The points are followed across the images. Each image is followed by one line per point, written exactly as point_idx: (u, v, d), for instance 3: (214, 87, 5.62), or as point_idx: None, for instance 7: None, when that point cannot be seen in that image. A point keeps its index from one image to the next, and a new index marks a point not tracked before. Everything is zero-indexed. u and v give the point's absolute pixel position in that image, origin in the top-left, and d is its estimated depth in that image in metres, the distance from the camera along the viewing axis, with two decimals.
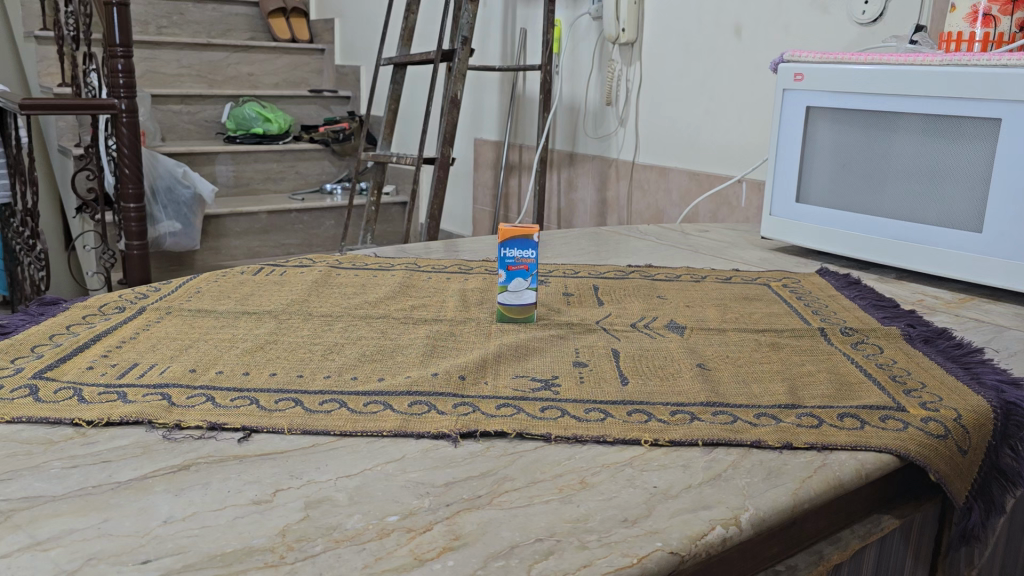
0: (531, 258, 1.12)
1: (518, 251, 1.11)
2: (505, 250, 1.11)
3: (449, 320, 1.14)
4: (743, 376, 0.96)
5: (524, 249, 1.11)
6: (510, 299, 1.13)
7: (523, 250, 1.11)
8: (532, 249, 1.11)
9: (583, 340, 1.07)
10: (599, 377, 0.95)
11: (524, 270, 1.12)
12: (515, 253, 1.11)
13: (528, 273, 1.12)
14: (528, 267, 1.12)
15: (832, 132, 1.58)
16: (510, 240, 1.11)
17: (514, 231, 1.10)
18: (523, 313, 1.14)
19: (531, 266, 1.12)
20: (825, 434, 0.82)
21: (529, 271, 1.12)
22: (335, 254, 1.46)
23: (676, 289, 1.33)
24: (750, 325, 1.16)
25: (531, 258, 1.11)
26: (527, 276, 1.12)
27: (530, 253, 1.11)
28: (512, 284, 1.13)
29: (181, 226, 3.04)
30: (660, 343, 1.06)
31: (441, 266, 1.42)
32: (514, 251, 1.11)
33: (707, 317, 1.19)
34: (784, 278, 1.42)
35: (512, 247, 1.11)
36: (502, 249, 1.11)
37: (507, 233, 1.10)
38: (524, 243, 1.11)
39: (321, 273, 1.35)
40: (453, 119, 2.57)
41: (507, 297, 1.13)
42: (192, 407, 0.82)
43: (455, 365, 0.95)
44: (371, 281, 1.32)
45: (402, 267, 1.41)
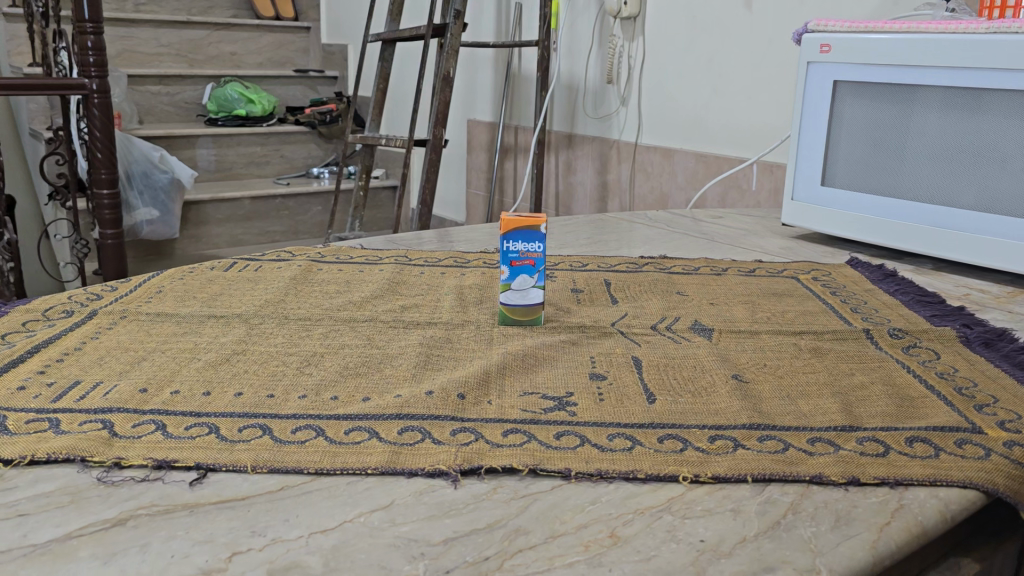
0: (538, 253, 0.98)
1: (523, 245, 0.98)
2: (507, 243, 0.98)
3: (444, 323, 1.00)
4: (787, 390, 0.83)
5: (529, 242, 0.98)
6: (513, 300, 1.00)
7: (528, 243, 0.98)
8: (539, 243, 0.98)
9: (599, 347, 0.93)
10: (621, 393, 0.81)
11: (530, 267, 0.98)
12: (519, 247, 0.98)
13: (535, 271, 0.99)
14: (534, 264, 0.98)
15: (861, 109, 1.44)
16: (513, 232, 0.98)
17: (518, 221, 0.97)
18: (524, 313, 1.00)
19: (538, 263, 0.99)
20: (896, 465, 0.68)
21: (536, 268, 0.99)
22: (316, 246, 1.32)
23: (697, 285, 1.19)
24: (784, 326, 1.03)
25: (537, 253, 0.98)
26: (534, 274, 0.99)
27: (536, 247, 0.98)
28: (515, 282, 0.99)
29: (159, 213, 2.87)
30: (687, 351, 0.93)
31: (434, 259, 1.28)
32: (518, 244, 0.98)
33: (736, 318, 1.05)
34: (814, 270, 1.29)
35: (516, 240, 0.98)
36: (504, 242, 0.98)
37: (509, 223, 0.97)
38: (530, 236, 0.98)
39: (300, 268, 1.21)
40: (446, 98, 2.41)
41: (510, 297, 1.00)
42: (138, 439, 0.68)
43: (452, 380, 0.82)
44: (356, 277, 1.18)
45: (391, 261, 1.27)
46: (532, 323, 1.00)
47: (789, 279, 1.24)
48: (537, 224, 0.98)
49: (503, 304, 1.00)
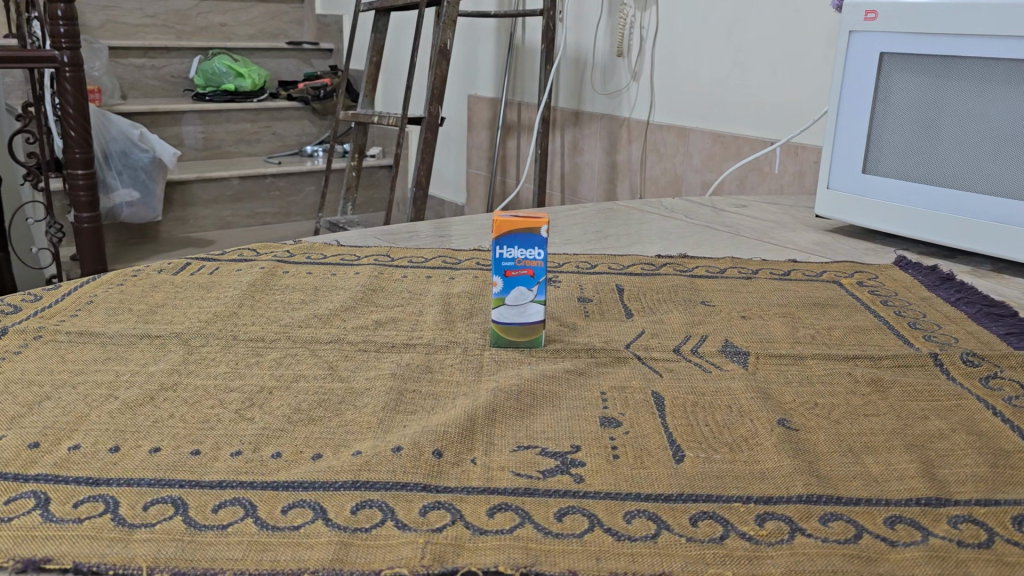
0: (538, 262, 0.81)
1: (520, 252, 0.81)
2: (500, 249, 0.80)
3: (424, 344, 0.83)
4: (848, 443, 0.66)
5: (527, 248, 0.81)
6: (508, 318, 0.82)
7: (526, 249, 0.81)
8: (539, 249, 0.81)
9: (611, 379, 0.76)
10: (639, 447, 0.64)
11: (529, 278, 0.81)
12: (515, 254, 0.81)
13: (535, 283, 0.82)
14: (534, 275, 0.81)
15: (912, 85, 1.26)
16: (507, 236, 0.81)
17: (513, 223, 0.80)
18: (519, 333, 0.83)
19: (539, 274, 0.81)
20: (1009, 563, 0.52)
21: (536, 280, 0.81)
22: (285, 243, 1.15)
23: (725, 292, 1.02)
24: (833, 347, 0.86)
25: (538, 260, 0.81)
26: (534, 287, 0.82)
27: (536, 254, 0.81)
28: (511, 296, 0.82)
29: (140, 194, 2.71)
30: (720, 384, 0.76)
31: (419, 259, 1.11)
32: (514, 251, 0.81)
33: (775, 336, 0.88)
34: (858, 273, 1.12)
35: (511, 246, 0.81)
36: (496, 248, 0.80)
37: (502, 226, 0.80)
38: (528, 240, 0.81)
39: (262, 270, 1.04)
40: (443, 72, 2.23)
41: (505, 316, 0.82)
42: (7, 524, 0.52)
43: (426, 429, 0.65)
44: (326, 284, 1.00)
45: (369, 261, 1.10)
46: (529, 345, 0.83)
47: (831, 283, 1.07)
48: (537, 226, 0.80)
49: (497, 322, 0.83)
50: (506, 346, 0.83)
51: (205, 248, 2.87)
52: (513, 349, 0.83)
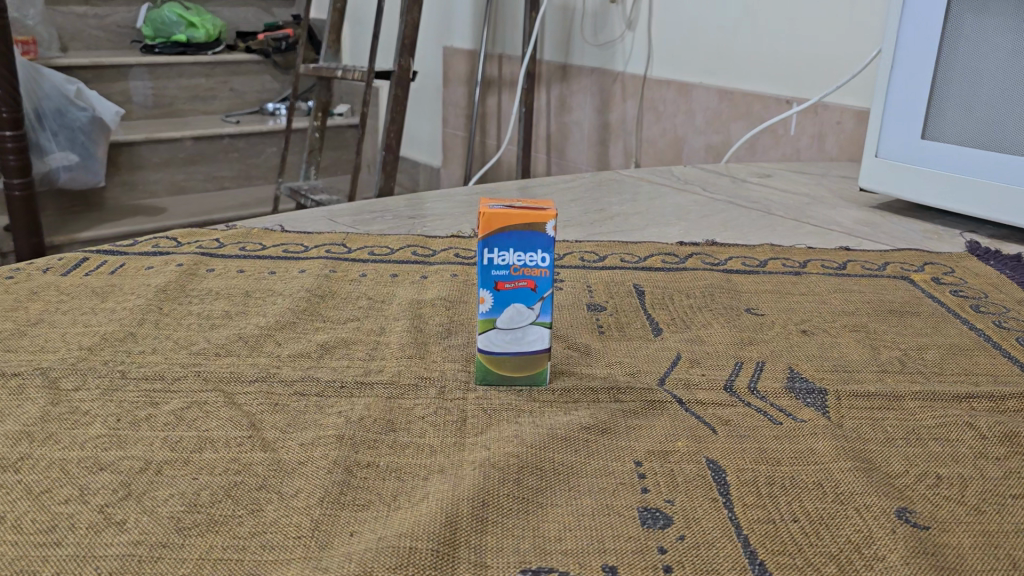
0: (541, 269, 0.59)
1: (517, 258, 0.59)
2: (488, 252, 0.58)
3: (383, 383, 0.60)
4: (1007, 552, 0.45)
5: (525, 251, 0.59)
6: (498, 349, 0.60)
7: (524, 253, 0.59)
8: (543, 252, 0.59)
9: (647, 438, 0.54)
10: (706, 568, 0.43)
11: (528, 293, 0.59)
12: (509, 261, 0.59)
13: (537, 301, 0.59)
14: (536, 288, 0.59)
15: (989, 33, 1.03)
16: (500, 236, 0.58)
17: (508, 217, 0.58)
18: (511, 364, 0.61)
19: (543, 289, 0.59)
20: None
21: (539, 297, 0.59)
22: (217, 231, 0.92)
23: (774, 296, 0.80)
24: (933, 379, 0.65)
25: (541, 268, 0.59)
26: (536, 308, 0.59)
27: (539, 259, 0.59)
28: (503, 318, 0.59)
29: (78, 157, 2.42)
30: (799, 445, 0.55)
31: (383, 251, 0.89)
32: (508, 254, 0.59)
33: (851, 362, 0.67)
34: (929, 266, 0.91)
35: (504, 248, 0.58)
36: (483, 252, 0.58)
37: (492, 221, 0.58)
38: (526, 240, 0.58)
39: (178, 269, 0.81)
40: (416, 19, 1.96)
41: (493, 345, 0.60)
42: None
43: (385, 545, 0.43)
44: (260, 287, 0.77)
45: (320, 254, 0.87)
46: (525, 381, 0.61)
47: (899, 281, 0.86)
48: (541, 222, 0.58)
49: (482, 351, 0.60)
50: (492, 383, 0.61)
51: (155, 216, 2.61)
52: (503, 385, 0.62)
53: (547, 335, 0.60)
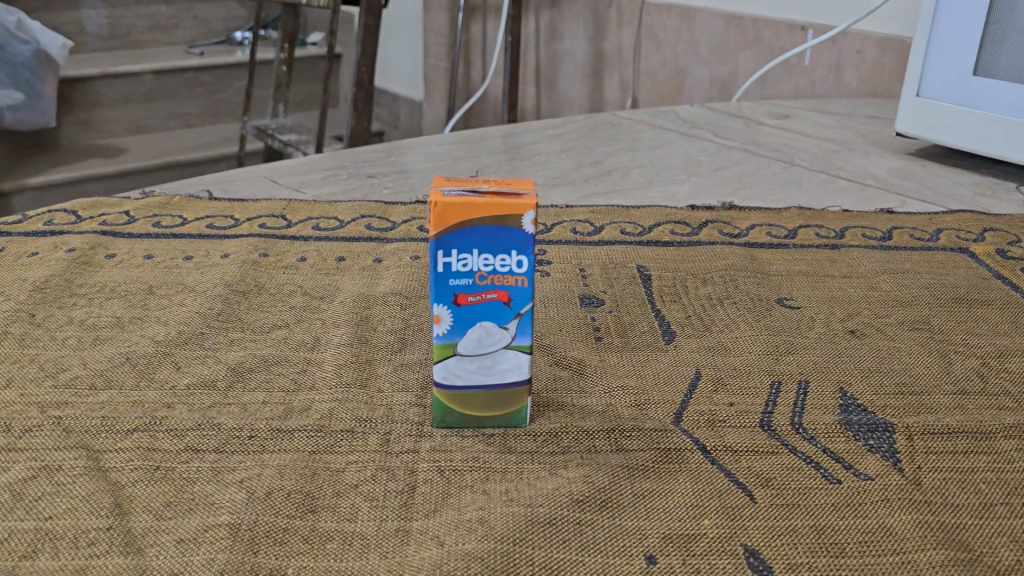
0: (517, 278, 0.43)
1: (485, 262, 0.43)
2: (443, 255, 0.43)
3: (307, 430, 0.45)
4: None
5: (494, 252, 0.43)
6: (461, 383, 0.45)
7: (492, 256, 0.43)
8: (519, 254, 0.43)
9: (662, 513, 0.40)
10: None
11: (500, 310, 0.44)
12: (473, 267, 0.43)
13: (514, 319, 0.44)
14: (511, 301, 0.44)
15: None
16: (461, 232, 0.42)
17: (469, 207, 0.42)
18: (479, 400, 0.46)
19: (521, 303, 0.44)
20: None
21: (515, 314, 0.44)
22: (127, 204, 0.75)
23: (809, 282, 0.65)
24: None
25: (517, 276, 0.43)
26: (514, 329, 0.44)
27: (514, 264, 0.43)
28: (465, 340, 0.44)
29: (24, 97, 2.08)
30: (869, 521, 0.40)
31: (330, 224, 0.73)
32: (470, 256, 0.43)
33: (918, 379, 0.52)
34: (990, 234, 0.75)
35: (467, 248, 0.43)
36: (437, 254, 0.43)
37: (448, 212, 0.42)
38: (496, 238, 0.43)
39: (68, 257, 0.64)
40: None
41: (455, 379, 0.45)
42: None
43: None
44: (168, 280, 0.62)
45: (251, 231, 0.71)
46: (499, 422, 0.46)
47: (958, 255, 0.71)
48: (516, 213, 0.42)
49: (440, 385, 0.45)
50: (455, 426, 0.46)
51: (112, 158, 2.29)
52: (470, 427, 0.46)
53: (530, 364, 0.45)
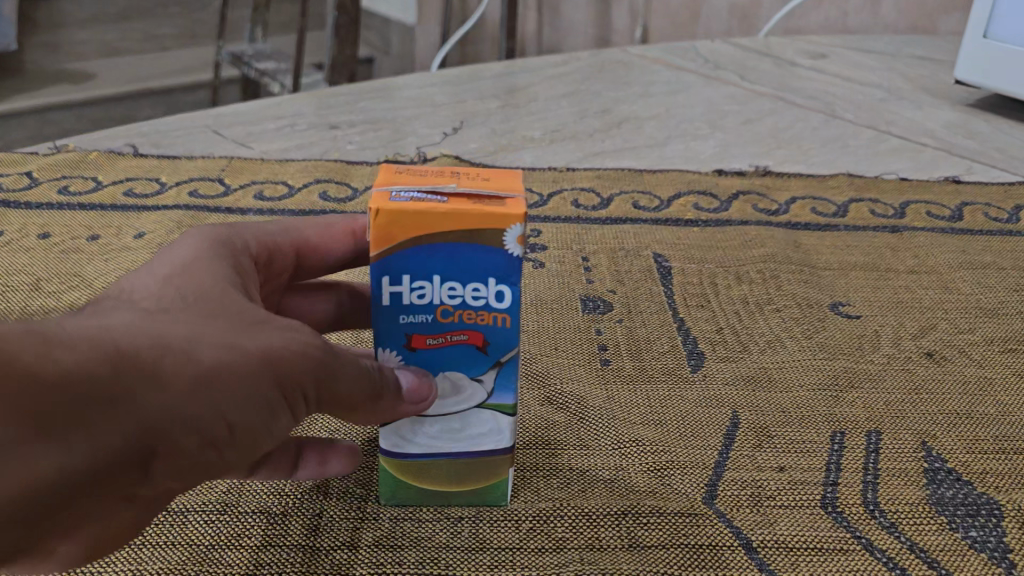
0: (495, 315, 0.31)
1: (450, 293, 0.30)
2: (390, 282, 0.30)
3: (227, 486, 0.35)
4: None
5: (464, 280, 0.30)
6: (416, 449, 0.33)
7: (460, 285, 0.30)
8: (499, 283, 0.30)
9: None
10: None
11: (472, 357, 0.31)
12: (434, 299, 0.30)
13: (491, 369, 0.31)
14: (488, 346, 0.31)
15: None
16: (417, 252, 0.29)
17: (429, 218, 0.29)
18: (441, 474, 0.33)
19: (500, 348, 0.31)
20: None
21: (493, 363, 0.31)
22: (30, 164, 0.61)
23: (867, 279, 0.52)
24: None
25: (495, 313, 0.31)
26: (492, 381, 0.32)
27: (491, 297, 0.30)
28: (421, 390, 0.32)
29: None
30: None
31: (280, 192, 0.60)
32: (429, 284, 0.30)
33: (1019, 427, 0.40)
34: None
35: (424, 275, 0.30)
36: (382, 281, 0.30)
37: (397, 226, 0.29)
38: (467, 261, 0.30)
39: None
40: None
41: (407, 444, 0.32)
42: None
43: None
44: (61, 270, 0.49)
45: (180, 200, 0.58)
46: (470, 500, 0.34)
47: None
48: (497, 226, 0.29)
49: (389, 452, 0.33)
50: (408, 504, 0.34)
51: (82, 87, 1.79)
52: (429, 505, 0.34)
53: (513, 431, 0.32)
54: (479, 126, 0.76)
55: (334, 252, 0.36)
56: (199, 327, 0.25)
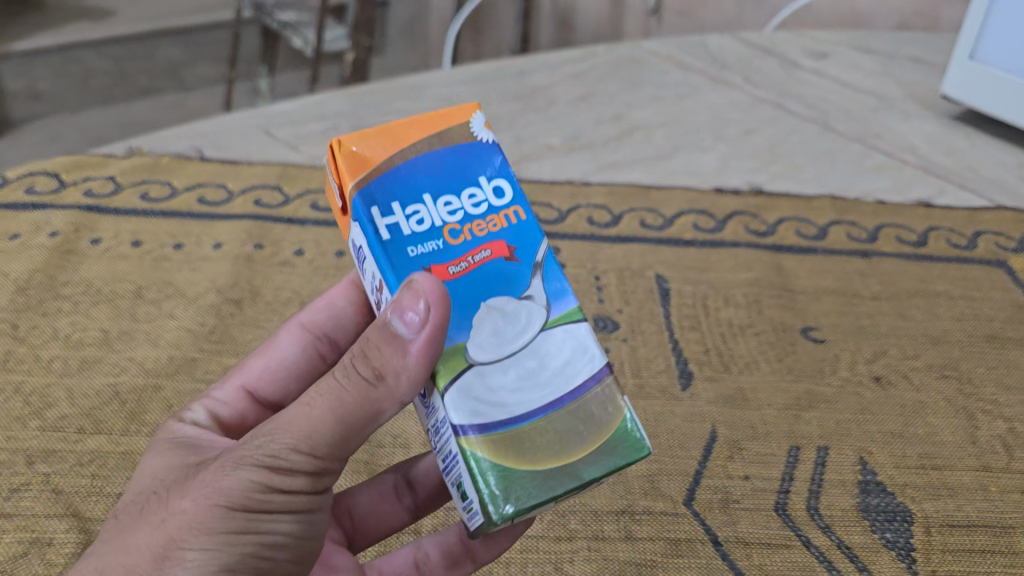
0: (491, 217, 0.36)
1: (445, 208, 0.35)
2: (388, 214, 0.34)
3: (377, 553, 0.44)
4: None
5: (447, 196, 0.35)
6: (512, 410, 0.33)
7: (447, 200, 0.35)
8: (476, 186, 0.36)
9: None
10: None
11: (505, 265, 0.35)
12: (434, 221, 0.35)
13: (528, 271, 0.35)
14: (508, 251, 0.35)
15: None
16: (402, 181, 0.35)
17: (386, 134, 0.36)
18: (557, 435, 0.33)
19: (519, 245, 0.36)
20: None
21: (517, 266, 0.35)
22: (111, 169, 0.70)
23: (836, 304, 0.61)
24: None
25: (489, 214, 0.36)
26: (540, 289, 0.35)
27: (478, 200, 0.36)
28: (478, 343, 0.34)
29: None
30: None
31: (331, 201, 0.68)
32: (422, 209, 0.35)
33: (940, 446, 0.50)
34: None
35: (414, 200, 0.35)
36: (374, 214, 0.34)
37: (366, 144, 0.35)
38: (443, 175, 0.36)
39: (51, 244, 0.61)
40: None
41: (503, 412, 0.33)
42: None
43: None
44: (156, 278, 0.58)
45: (246, 208, 0.67)
46: (602, 466, 0.33)
47: (994, 271, 0.67)
48: (444, 123, 0.37)
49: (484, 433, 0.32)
50: (541, 496, 0.32)
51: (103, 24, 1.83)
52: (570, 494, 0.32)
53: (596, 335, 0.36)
54: (503, 131, 0.83)
55: (277, 365, 0.43)
56: (145, 522, 0.31)
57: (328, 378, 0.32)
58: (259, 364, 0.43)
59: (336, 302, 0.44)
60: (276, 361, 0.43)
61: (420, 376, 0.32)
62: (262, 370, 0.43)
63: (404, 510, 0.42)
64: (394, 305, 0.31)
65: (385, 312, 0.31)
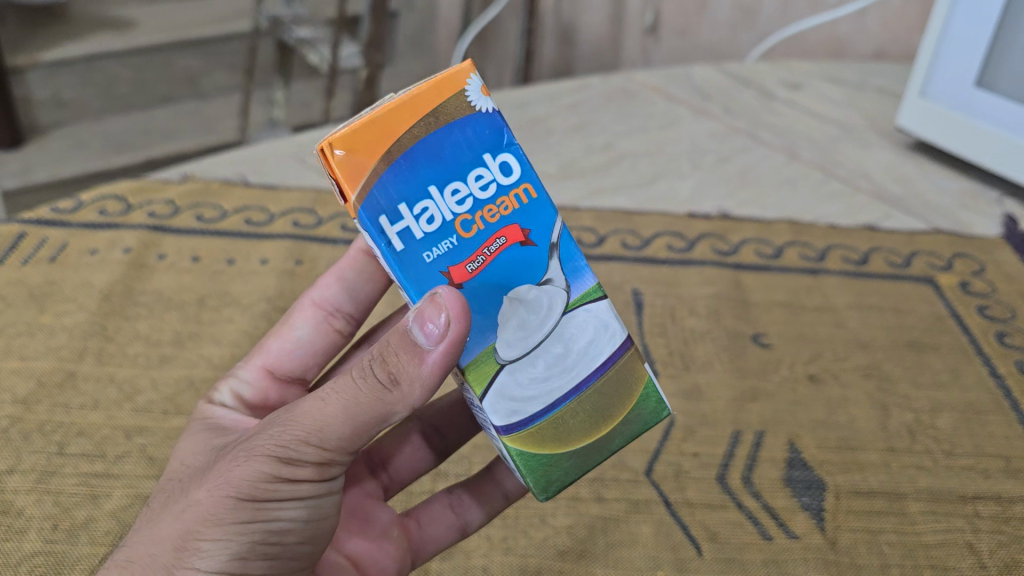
0: (499, 202, 0.43)
1: (453, 197, 0.42)
2: (400, 222, 0.42)
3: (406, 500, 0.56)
4: None
5: (449, 190, 0.42)
6: (553, 397, 0.44)
7: (451, 194, 0.42)
8: (473, 172, 0.43)
9: (625, 566, 0.51)
10: None
11: (521, 248, 0.44)
12: (445, 216, 0.42)
13: (546, 249, 0.44)
14: (521, 233, 0.44)
15: None
16: (409, 179, 0.42)
17: (372, 128, 0.41)
18: (588, 413, 0.45)
19: (529, 226, 0.44)
20: None
21: (532, 247, 0.44)
22: (168, 192, 0.82)
23: (783, 315, 0.73)
24: (942, 457, 0.59)
25: (497, 198, 0.43)
26: (558, 268, 0.45)
27: (481, 186, 0.43)
28: (505, 345, 0.44)
29: None
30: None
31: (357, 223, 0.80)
32: (431, 205, 0.42)
33: (856, 431, 0.61)
34: (959, 260, 0.82)
35: (422, 198, 0.42)
36: (388, 226, 0.41)
37: (357, 144, 0.41)
38: (438, 165, 0.42)
39: (125, 259, 0.73)
40: None
41: (538, 403, 0.44)
42: None
43: None
44: (215, 289, 0.70)
45: (285, 228, 0.78)
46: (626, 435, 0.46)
47: (923, 287, 0.78)
48: (421, 105, 0.42)
49: (527, 429, 0.44)
50: (577, 470, 0.45)
51: (122, 30, 1.90)
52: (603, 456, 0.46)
53: (609, 304, 0.46)
54: None
55: (288, 345, 0.56)
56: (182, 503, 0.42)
57: (345, 381, 0.41)
58: (276, 346, 0.56)
59: (341, 278, 0.57)
60: (295, 338, 0.56)
61: (430, 381, 0.41)
62: (280, 350, 0.56)
63: (434, 452, 0.56)
64: (420, 317, 0.39)
65: (411, 319, 0.40)
